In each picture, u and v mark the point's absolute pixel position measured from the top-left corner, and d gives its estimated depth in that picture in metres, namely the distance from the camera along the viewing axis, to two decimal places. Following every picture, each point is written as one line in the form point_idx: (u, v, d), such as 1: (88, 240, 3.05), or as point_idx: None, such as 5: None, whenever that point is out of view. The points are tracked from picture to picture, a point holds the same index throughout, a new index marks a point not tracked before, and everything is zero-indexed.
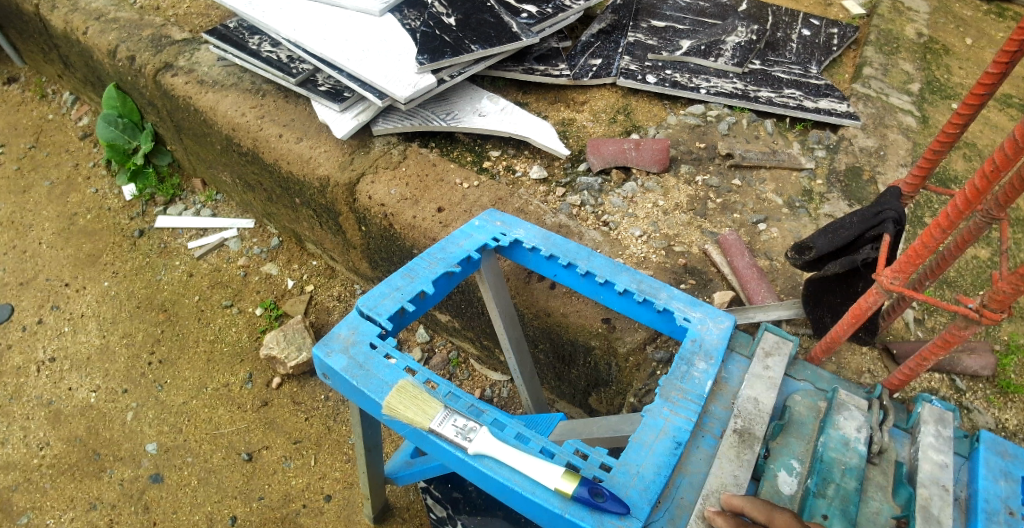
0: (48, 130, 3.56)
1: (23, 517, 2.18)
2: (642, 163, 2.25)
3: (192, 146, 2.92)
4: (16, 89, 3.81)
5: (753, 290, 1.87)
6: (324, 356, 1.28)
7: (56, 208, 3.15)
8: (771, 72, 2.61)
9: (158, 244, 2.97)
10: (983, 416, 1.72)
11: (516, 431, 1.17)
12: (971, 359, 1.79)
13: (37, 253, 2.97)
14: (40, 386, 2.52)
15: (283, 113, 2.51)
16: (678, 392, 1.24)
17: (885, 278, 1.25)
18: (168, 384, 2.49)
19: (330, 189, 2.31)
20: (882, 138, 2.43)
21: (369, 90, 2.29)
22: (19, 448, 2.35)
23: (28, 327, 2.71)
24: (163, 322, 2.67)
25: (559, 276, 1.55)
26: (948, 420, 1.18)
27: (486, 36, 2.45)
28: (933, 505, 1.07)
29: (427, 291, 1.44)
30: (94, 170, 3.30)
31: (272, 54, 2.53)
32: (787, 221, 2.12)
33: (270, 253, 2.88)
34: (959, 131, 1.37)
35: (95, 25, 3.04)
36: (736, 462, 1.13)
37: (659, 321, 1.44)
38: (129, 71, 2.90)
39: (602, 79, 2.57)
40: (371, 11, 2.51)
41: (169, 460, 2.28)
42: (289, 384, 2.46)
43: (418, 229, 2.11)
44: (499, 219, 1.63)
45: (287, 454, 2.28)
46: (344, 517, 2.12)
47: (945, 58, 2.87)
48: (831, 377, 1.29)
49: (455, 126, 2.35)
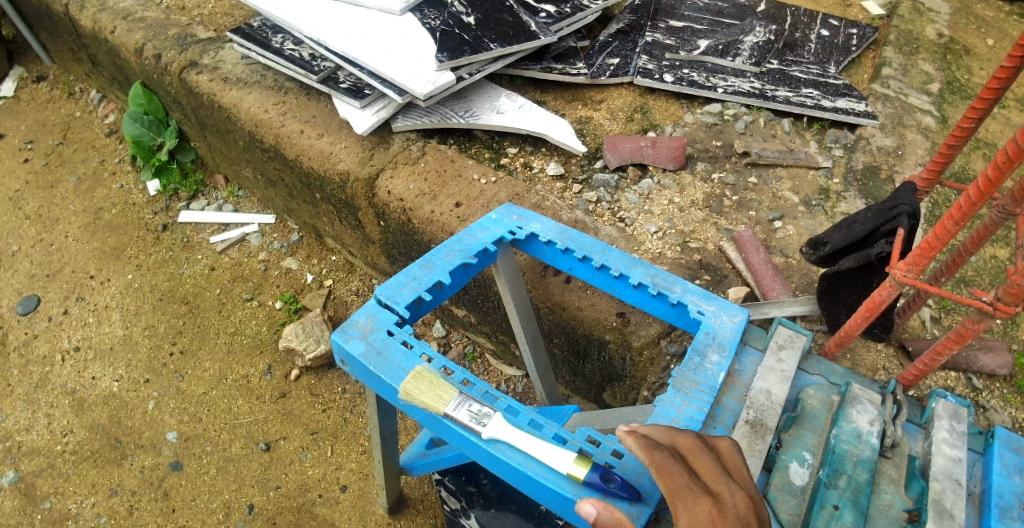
0: (75, 127, 3.64)
1: (47, 501, 2.23)
2: (658, 160, 2.27)
3: (216, 143, 2.98)
4: (45, 87, 3.90)
5: (768, 287, 1.88)
6: (343, 342, 1.30)
7: (83, 203, 3.23)
8: (788, 71, 2.62)
9: (181, 239, 3.03)
10: (999, 415, 1.72)
11: (529, 418, 1.19)
12: (988, 357, 1.78)
13: (65, 245, 3.04)
14: (65, 375, 2.58)
15: (305, 110, 2.56)
16: (691, 383, 1.25)
17: (898, 271, 1.25)
18: (189, 374, 2.54)
19: (350, 183, 2.35)
20: (900, 137, 2.42)
21: (390, 87, 2.33)
22: (44, 434, 2.41)
23: (54, 317, 2.78)
24: (185, 314, 2.73)
25: (574, 270, 1.57)
26: (963, 415, 1.18)
27: (504, 35, 2.48)
28: (946, 498, 1.07)
29: (444, 282, 1.47)
30: (120, 166, 3.38)
31: (295, 52, 2.58)
32: (803, 219, 2.12)
33: (290, 248, 2.92)
34: (974, 125, 1.37)
35: (123, 25, 3.10)
36: (747, 452, 1.14)
37: (672, 314, 1.45)
38: (155, 69, 2.96)
39: (620, 78, 2.59)
40: (392, 11, 2.55)
41: (189, 449, 2.33)
42: (307, 376, 2.50)
43: (436, 224, 2.14)
44: (516, 213, 1.65)
45: (304, 445, 2.32)
46: (359, 508, 2.15)
47: (966, 58, 2.85)
48: (844, 372, 1.30)
49: (474, 123, 2.40)
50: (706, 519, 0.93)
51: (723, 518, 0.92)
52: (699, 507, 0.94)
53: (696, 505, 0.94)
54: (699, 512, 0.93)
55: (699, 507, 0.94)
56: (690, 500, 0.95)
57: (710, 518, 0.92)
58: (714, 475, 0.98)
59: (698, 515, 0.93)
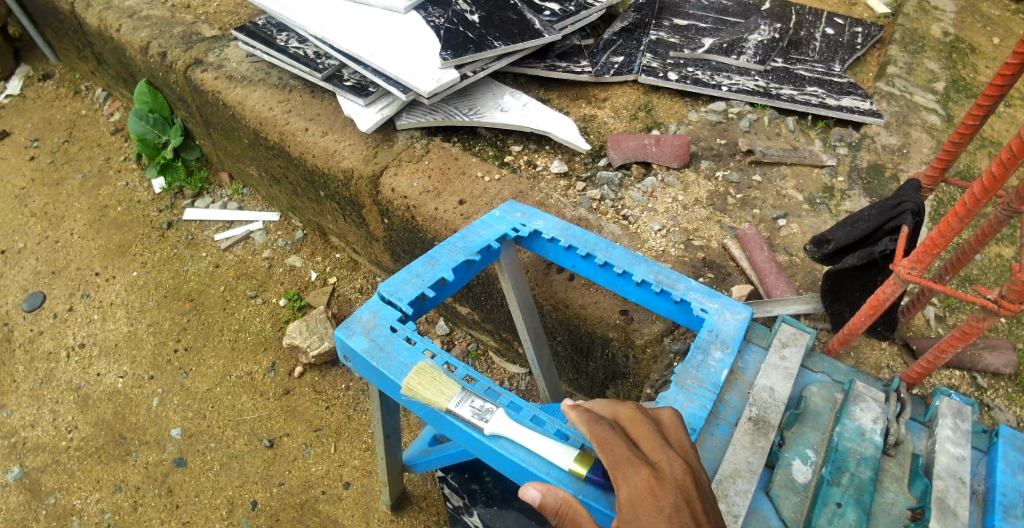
0: (81, 125, 3.66)
1: (51, 497, 2.24)
2: (662, 158, 2.27)
3: (221, 141, 2.99)
4: (51, 85, 3.92)
5: (772, 285, 1.87)
6: (346, 337, 1.31)
7: (88, 200, 3.24)
8: (793, 70, 2.61)
9: (186, 236, 3.04)
10: (1004, 414, 1.71)
11: (532, 414, 1.19)
12: (993, 356, 1.77)
13: (70, 243, 3.05)
14: (70, 371, 2.59)
15: (309, 107, 2.56)
16: (694, 380, 1.25)
17: (902, 268, 1.25)
18: (193, 371, 2.55)
19: (354, 181, 2.35)
20: (905, 136, 2.41)
21: (394, 85, 2.34)
22: (49, 430, 2.42)
23: (60, 314, 2.79)
24: (189, 311, 2.74)
25: (577, 267, 1.57)
26: (967, 413, 1.18)
27: (508, 33, 2.48)
28: (949, 497, 1.06)
29: (447, 278, 1.47)
30: (125, 164, 3.39)
31: (299, 50, 2.58)
32: (807, 217, 2.12)
33: (294, 246, 2.93)
34: (979, 122, 1.37)
35: (129, 23, 3.11)
36: (750, 449, 1.14)
37: (675, 311, 1.45)
38: (160, 67, 2.97)
39: (624, 76, 2.59)
40: (396, 9, 2.56)
41: (193, 445, 2.34)
42: (311, 373, 2.50)
43: (440, 221, 2.14)
44: (519, 211, 1.66)
45: (307, 442, 2.33)
46: (362, 504, 2.16)
47: (971, 57, 2.84)
48: (848, 369, 1.30)
49: (478, 121, 2.40)
50: (644, 489, 0.93)
51: (661, 487, 0.93)
52: (637, 478, 0.94)
53: (634, 476, 0.94)
54: (637, 483, 0.94)
55: (638, 477, 0.94)
56: (629, 471, 0.95)
57: (648, 488, 0.93)
58: (653, 444, 0.98)
59: (637, 485, 0.93)
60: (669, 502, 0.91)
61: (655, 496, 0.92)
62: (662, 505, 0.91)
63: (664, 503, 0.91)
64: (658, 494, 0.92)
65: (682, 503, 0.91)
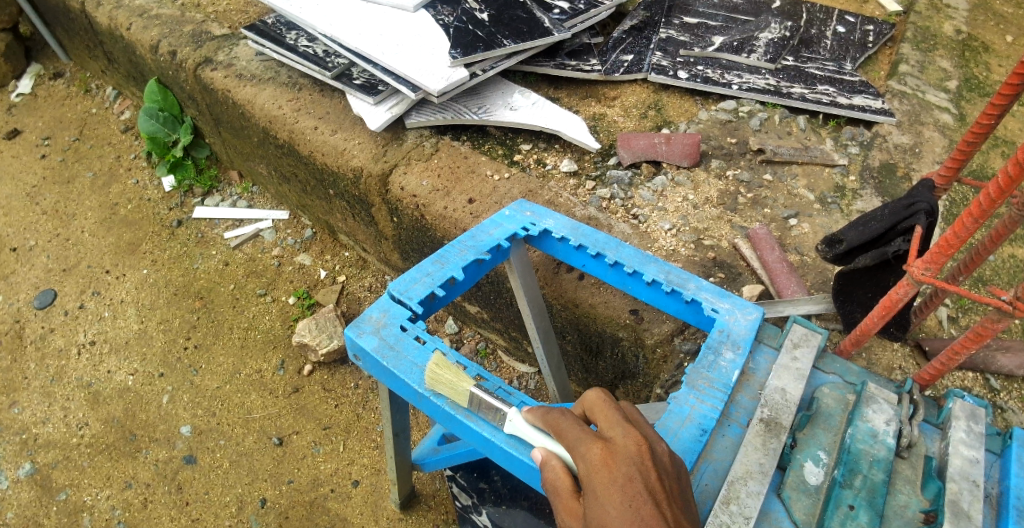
0: (92, 123, 3.68)
1: (63, 493, 2.27)
2: (672, 157, 2.26)
3: (231, 139, 3.00)
4: (62, 84, 3.94)
5: (783, 285, 1.87)
6: (356, 336, 1.31)
7: (99, 199, 3.26)
8: (804, 68, 2.59)
9: (195, 234, 3.05)
10: (1017, 416, 1.70)
11: None
12: (1006, 357, 1.76)
13: (81, 240, 3.08)
14: (81, 368, 2.61)
15: (319, 105, 2.57)
16: (705, 381, 1.25)
17: (916, 269, 1.24)
18: (203, 368, 2.56)
19: (363, 179, 2.35)
20: (917, 135, 2.39)
21: (403, 83, 2.34)
22: (60, 427, 2.44)
23: (70, 312, 2.81)
24: (198, 309, 2.75)
25: (587, 266, 1.57)
26: (980, 416, 1.17)
27: (518, 32, 2.48)
28: (963, 499, 1.06)
29: (457, 277, 1.48)
30: (135, 162, 3.41)
31: (308, 49, 2.59)
32: (818, 217, 2.11)
33: (303, 244, 2.94)
34: (994, 122, 1.35)
35: (139, 21, 3.13)
36: (762, 450, 1.12)
37: (686, 311, 1.45)
38: (171, 65, 2.99)
39: (634, 74, 2.59)
40: (405, 7, 2.56)
41: (203, 443, 2.35)
42: (320, 371, 2.51)
43: (449, 220, 2.14)
44: (529, 209, 1.65)
45: (316, 440, 2.33)
46: (371, 502, 2.17)
47: (984, 55, 2.82)
48: (860, 371, 1.28)
49: (487, 119, 2.39)
50: (598, 463, 0.94)
51: (615, 459, 0.93)
52: (591, 453, 0.95)
53: (589, 450, 0.96)
54: (590, 458, 0.95)
55: (591, 452, 0.95)
56: (584, 448, 0.96)
57: (601, 462, 0.94)
58: (611, 422, 0.99)
59: (591, 460, 0.95)
60: (623, 473, 0.92)
61: (608, 469, 0.93)
62: (615, 476, 0.92)
63: (617, 474, 0.92)
64: (611, 466, 0.93)
65: (636, 472, 0.92)
